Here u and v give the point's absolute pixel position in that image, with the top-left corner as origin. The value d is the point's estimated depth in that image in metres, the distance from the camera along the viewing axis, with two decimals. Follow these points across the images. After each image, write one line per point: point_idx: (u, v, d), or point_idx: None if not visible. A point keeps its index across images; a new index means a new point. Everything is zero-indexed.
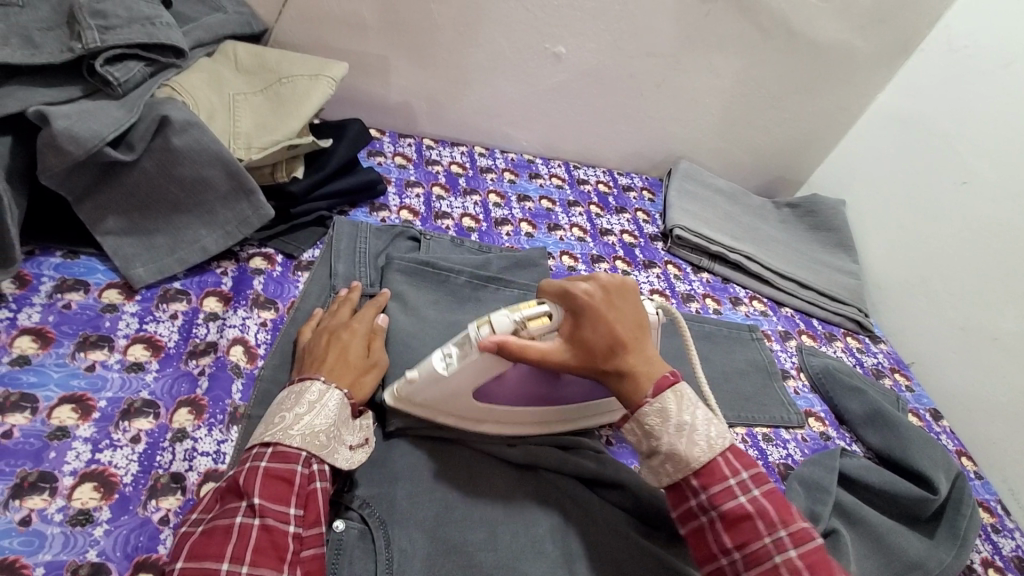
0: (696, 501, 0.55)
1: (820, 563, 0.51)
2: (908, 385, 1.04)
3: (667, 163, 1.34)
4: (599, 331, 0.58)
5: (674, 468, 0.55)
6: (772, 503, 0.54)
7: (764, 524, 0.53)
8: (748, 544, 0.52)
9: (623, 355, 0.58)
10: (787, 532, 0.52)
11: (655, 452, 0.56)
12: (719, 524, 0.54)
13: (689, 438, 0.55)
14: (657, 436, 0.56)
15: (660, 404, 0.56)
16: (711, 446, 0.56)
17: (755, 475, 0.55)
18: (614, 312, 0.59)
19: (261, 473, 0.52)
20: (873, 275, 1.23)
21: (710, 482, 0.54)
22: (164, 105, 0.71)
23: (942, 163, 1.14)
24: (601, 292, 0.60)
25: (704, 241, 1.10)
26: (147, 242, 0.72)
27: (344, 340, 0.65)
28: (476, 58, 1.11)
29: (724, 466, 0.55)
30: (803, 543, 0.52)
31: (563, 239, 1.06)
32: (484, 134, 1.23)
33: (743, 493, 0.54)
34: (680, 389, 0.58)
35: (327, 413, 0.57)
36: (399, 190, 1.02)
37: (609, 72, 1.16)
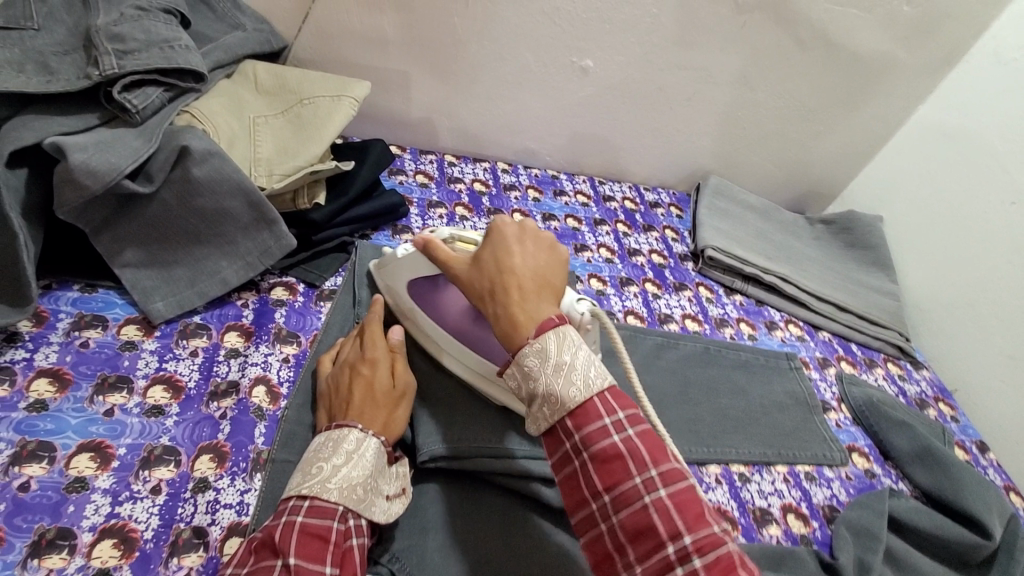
0: (570, 444, 0.47)
1: (689, 502, 0.44)
2: (953, 415, 0.99)
3: (695, 178, 1.29)
4: (493, 254, 0.55)
5: (550, 411, 0.47)
6: (646, 443, 0.46)
7: (635, 465, 0.45)
8: (618, 485, 0.45)
9: (506, 282, 0.53)
10: (658, 472, 0.45)
11: (534, 397, 0.49)
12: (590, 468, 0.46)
13: (567, 378, 0.47)
14: (533, 378, 0.48)
15: (540, 343, 0.48)
16: (586, 386, 0.47)
17: (632, 413, 0.47)
18: (519, 245, 0.55)
19: (297, 529, 0.48)
20: (913, 296, 1.18)
21: (583, 422, 0.46)
22: (184, 133, 0.69)
23: (991, 181, 1.08)
24: (519, 228, 0.57)
25: (738, 262, 1.06)
26: (166, 275, 0.70)
27: (367, 374, 0.60)
28: (500, 72, 1.08)
29: (599, 403, 0.47)
30: (672, 482, 0.45)
31: (590, 261, 1.02)
32: (507, 150, 1.20)
33: (617, 432, 0.46)
34: (563, 331, 0.49)
35: (365, 464, 0.54)
36: (422, 211, 0.99)
37: (638, 85, 1.12)
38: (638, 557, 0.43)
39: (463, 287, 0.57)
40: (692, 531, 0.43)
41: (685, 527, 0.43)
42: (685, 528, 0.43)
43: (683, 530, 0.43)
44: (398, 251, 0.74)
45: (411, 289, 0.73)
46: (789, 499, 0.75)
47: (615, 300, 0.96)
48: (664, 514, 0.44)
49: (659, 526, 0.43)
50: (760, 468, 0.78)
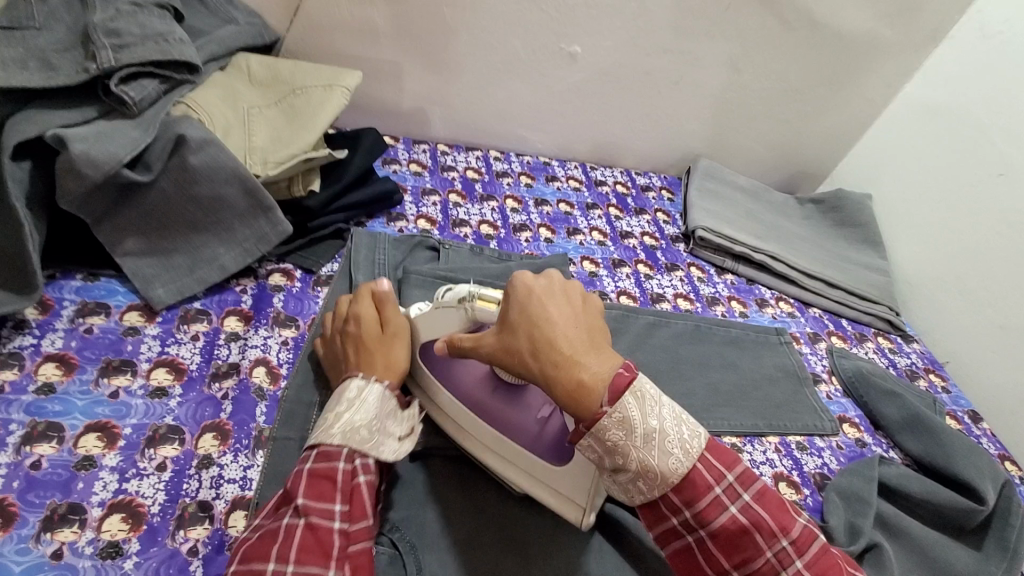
0: (682, 522, 0.49)
1: (817, 558, 0.49)
2: (944, 386, 1.01)
3: (686, 161, 1.31)
4: (534, 320, 0.52)
5: (648, 485, 0.49)
6: (765, 508, 0.49)
7: (762, 535, 0.49)
8: (747, 559, 0.49)
9: (561, 348, 0.51)
10: (785, 538, 0.49)
11: (624, 470, 0.49)
12: (712, 544, 0.49)
13: (661, 446, 0.48)
14: (623, 452, 0.48)
15: (620, 412, 0.48)
16: (687, 453, 0.49)
17: (740, 477, 0.50)
18: (556, 302, 0.53)
19: (306, 473, 0.51)
20: (903, 272, 1.19)
21: (696, 499, 0.49)
22: (180, 123, 0.70)
23: (979, 155, 1.09)
24: (543, 282, 0.54)
25: (728, 242, 1.08)
26: (167, 262, 0.72)
27: (359, 329, 0.63)
28: (490, 60, 1.09)
29: (708, 475, 0.49)
30: (799, 543, 0.49)
31: (583, 244, 1.04)
32: (499, 138, 1.21)
33: (733, 503, 0.49)
34: (639, 389, 0.49)
35: (367, 407, 0.56)
36: (416, 199, 1.01)
37: (627, 70, 1.13)
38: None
39: (500, 359, 0.54)
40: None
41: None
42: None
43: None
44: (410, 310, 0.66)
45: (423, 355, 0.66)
46: (780, 468, 0.77)
47: (607, 281, 0.98)
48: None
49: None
50: (752, 438, 0.80)
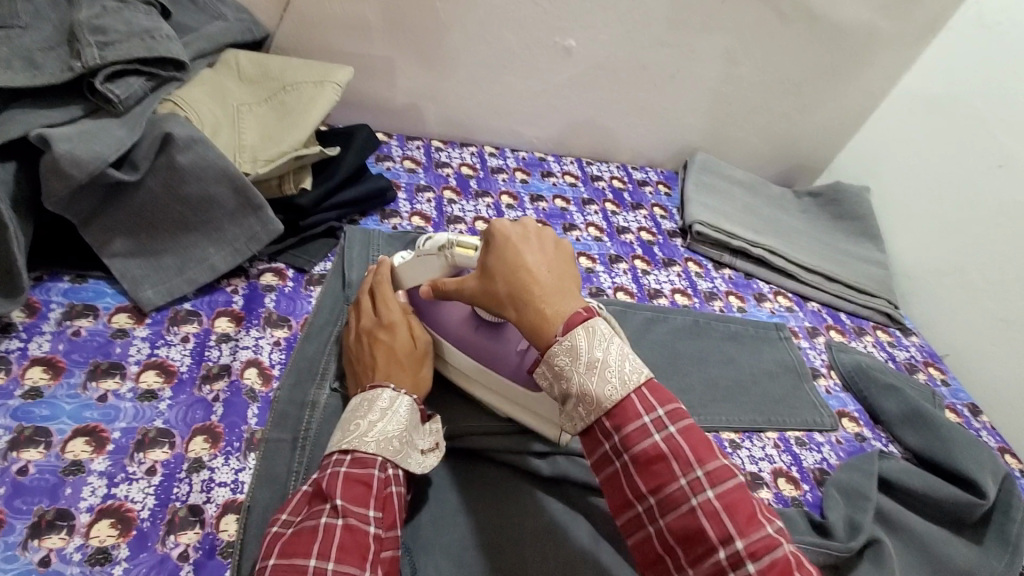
0: (609, 445, 0.47)
1: (739, 502, 0.45)
2: (943, 379, 1.00)
3: (682, 155, 1.30)
4: (505, 260, 0.54)
5: (585, 410, 0.48)
6: (689, 440, 0.46)
7: (680, 465, 0.46)
8: (663, 487, 0.46)
9: (528, 286, 0.52)
10: (703, 471, 0.45)
11: (568, 397, 0.49)
12: (632, 468, 0.46)
13: (602, 375, 0.47)
14: (566, 377, 0.48)
15: (569, 342, 0.49)
16: (623, 383, 0.47)
17: (671, 409, 0.47)
18: (529, 246, 0.54)
19: (342, 477, 0.51)
20: (901, 265, 1.18)
21: (622, 422, 0.47)
22: (167, 121, 0.69)
23: (976, 146, 1.09)
24: (522, 230, 0.56)
25: (725, 236, 1.07)
26: (156, 263, 0.70)
27: (391, 337, 0.64)
28: (484, 55, 1.08)
29: (636, 401, 0.47)
30: (721, 482, 0.45)
31: (579, 240, 1.03)
32: (494, 133, 1.20)
33: (657, 430, 0.46)
34: (594, 325, 0.49)
35: (398, 419, 0.56)
36: (410, 196, 1.00)
37: (623, 64, 1.12)
38: (687, 557, 0.45)
39: (479, 300, 0.56)
40: (744, 534, 0.44)
41: (736, 530, 0.44)
42: (735, 532, 0.44)
43: (734, 533, 0.44)
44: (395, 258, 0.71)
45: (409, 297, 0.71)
46: (780, 464, 0.76)
47: (604, 277, 0.97)
48: (711, 516, 0.44)
49: (708, 529, 0.44)
50: (751, 434, 0.79)
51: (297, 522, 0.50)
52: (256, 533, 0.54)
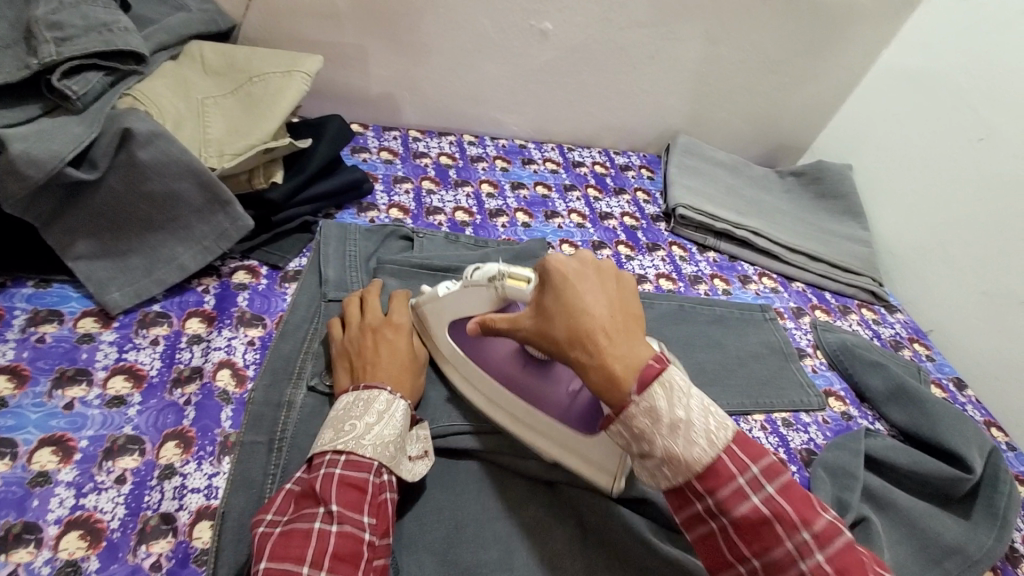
0: (703, 507, 0.47)
1: (849, 564, 0.44)
2: (928, 354, 1.01)
3: (664, 138, 1.29)
4: (568, 307, 0.51)
5: (671, 470, 0.47)
6: (789, 501, 0.46)
7: (784, 527, 0.45)
8: (767, 551, 0.45)
9: (595, 336, 0.49)
10: (809, 533, 0.45)
11: (649, 454, 0.48)
12: (733, 531, 0.46)
13: (687, 435, 0.46)
14: (649, 438, 0.47)
15: (647, 402, 0.47)
16: (710, 444, 0.46)
17: (766, 468, 0.47)
18: (589, 287, 0.52)
19: (337, 480, 0.50)
20: (884, 242, 1.18)
21: (718, 486, 0.46)
22: (127, 116, 0.66)
23: (958, 121, 1.08)
24: (578, 267, 0.53)
25: (709, 219, 1.06)
26: (122, 264, 0.68)
27: (393, 340, 0.64)
28: (458, 40, 1.05)
29: (730, 462, 0.47)
30: (829, 544, 0.45)
31: (561, 227, 1.02)
32: (473, 122, 1.18)
33: (755, 493, 0.46)
34: (668, 380, 0.48)
35: (394, 423, 0.56)
36: (387, 187, 0.98)
37: (601, 46, 1.10)
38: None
39: (537, 342, 0.53)
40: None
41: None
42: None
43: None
44: (439, 288, 0.68)
45: (453, 332, 0.68)
46: (767, 446, 0.76)
47: None
48: None
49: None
50: (738, 417, 0.79)
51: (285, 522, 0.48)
52: (231, 539, 0.52)
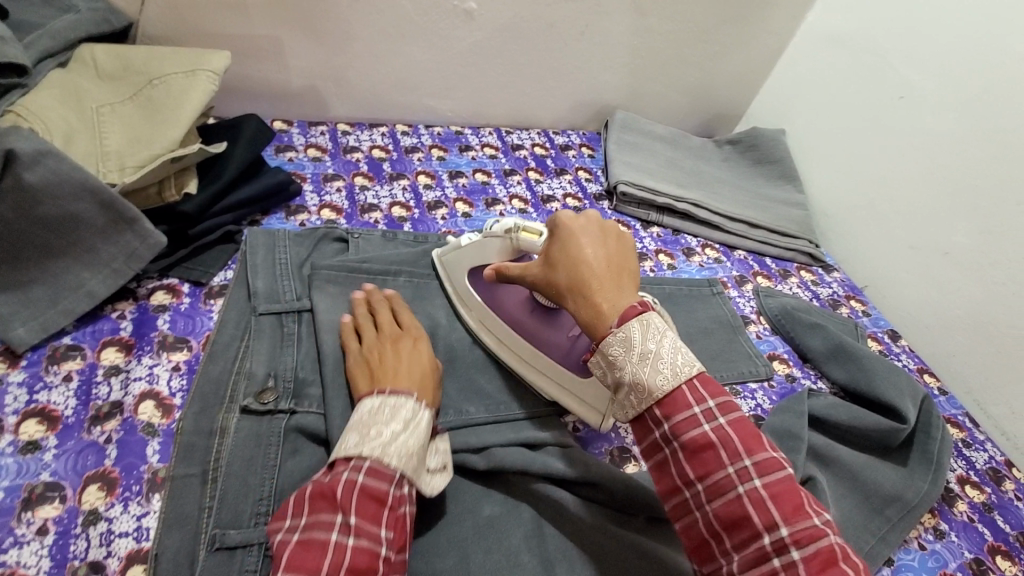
0: (659, 433, 0.49)
1: (787, 494, 0.46)
2: (864, 310, 1.05)
3: (602, 115, 1.28)
4: (567, 253, 0.57)
5: (637, 398, 0.50)
6: (738, 432, 0.47)
7: (728, 454, 0.47)
8: (711, 474, 0.47)
9: (585, 280, 0.55)
10: (752, 462, 0.47)
11: (620, 385, 0.51)
12: (682, 454, 0.48)
13: (655, 366, 0.49)
14: (620, 366, 0.50)
15: (624, 334, 0.50)
16: (675, 374, 0.49)
17: (721, 402, 0.49)
18: (593, 239, 0.57)
19: (358, 489, 0.48)
20: (818, 203, 1.22)
21: (674, 412, 0.48)
22: (9, 135, 0.60)
23: (880, 80, 1.10)
24: (586, 224, 0.59)
25: (650, 194, 1.06)
26: (24, 296, 0.62)
27: (413, 352, 0.64)
28: (380, 26, 1.00)
29: (688, 393, 0.49)
30: (769, 473, 0.46)
31: (503, 214, 1.00)
32: (404, 110, 1.13)
33: (707, 421, 0.48)
34: (647, 318, 0.51)
35: (420, 433, 0.55)
36: (317, 187, 0.93)
37: (530, 24, 1.08)
38: (733, 542, 0.46)
39: (544, 288, 0.60)
40: (789, 523, 0.44)
41: (782, 518, 0.45)
42: (780, 519, 0.44)
43: (779, 521, 0.45)
44: (460, 240, 0.77)
45: (470, 277, 0.76)
46: None
47: None
48: (757, 504, 0.45)
49: (754, 517, 0.45)
50: None
51: (302, 531, 0.47)
52: None
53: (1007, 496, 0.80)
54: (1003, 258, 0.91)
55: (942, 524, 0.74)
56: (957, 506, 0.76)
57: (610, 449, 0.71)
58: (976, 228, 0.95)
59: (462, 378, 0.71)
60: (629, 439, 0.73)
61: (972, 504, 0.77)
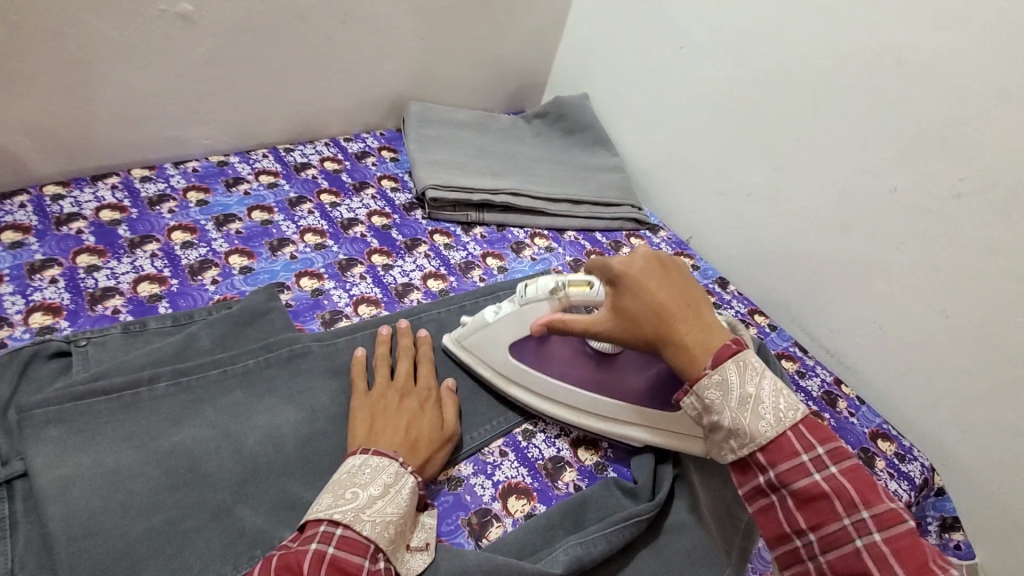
0: (765, 480, 0.51)
1: (911, 550, 0.47)
2: (693, 264, 1.08)
3: (397, 108, 1.14)
4: (643, 301, 0.59)
5: (739, 443, 0.52)
6: (852, 481, 0.49)
7: (843, 504, 0.49)
8: (824, 525, 0.49)
9: (666, 324, 0.57)
10: (869, 514, 0.48)
11: (718, 427, 0.53)
12: (792, 502, 0.51)
13: (755, 411, 0.52)
14: (718, 411, 0.53)
15: (719, 376, 0.53)
16: (779, 420, 0.51)
17: (832, 450, 0.51)
18: (661, 280, 0.60)
19: (328, 562, 0.46)
20: (633, 162, 1.21)
21: (779, 459, 0.51)
22: None
23: (660, 30, 1.09)
24: (644, 264, 0.61)
25: (463, 192, 0.96)
26: None
27: (419, 408, 0.62)
28: (64, 52, 0.75)
29: (794, 440, 0.51)
30: (890, 527, 0.47)
31: (296, 256, 0.83)
32: (141, 149, 0.89)
33: (817, 470, 0.50)
34: (742, 358, 0.54)
35: (400, 500, 0.52)
36: (18, 285, 0.69)
37: (276, 20, 0.89)
38: None
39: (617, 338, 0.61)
40: None
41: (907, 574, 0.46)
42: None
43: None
44: (485, 315, 0.71)
45: (512, 351, 0.71)
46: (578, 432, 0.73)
47: (337, 294, 0.80)
48: (879, 559, 0.47)
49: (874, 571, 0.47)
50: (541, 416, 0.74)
51: None
52: None
53: (843, 415, 0.87)
54: (795, 193, 0.95)
55: None
56: None
57: (467, 518, 0.61)
58: (769, 166, 0.98)
59: (268, 496, 0.58)
60: (487, 496, 0.63)
61: None
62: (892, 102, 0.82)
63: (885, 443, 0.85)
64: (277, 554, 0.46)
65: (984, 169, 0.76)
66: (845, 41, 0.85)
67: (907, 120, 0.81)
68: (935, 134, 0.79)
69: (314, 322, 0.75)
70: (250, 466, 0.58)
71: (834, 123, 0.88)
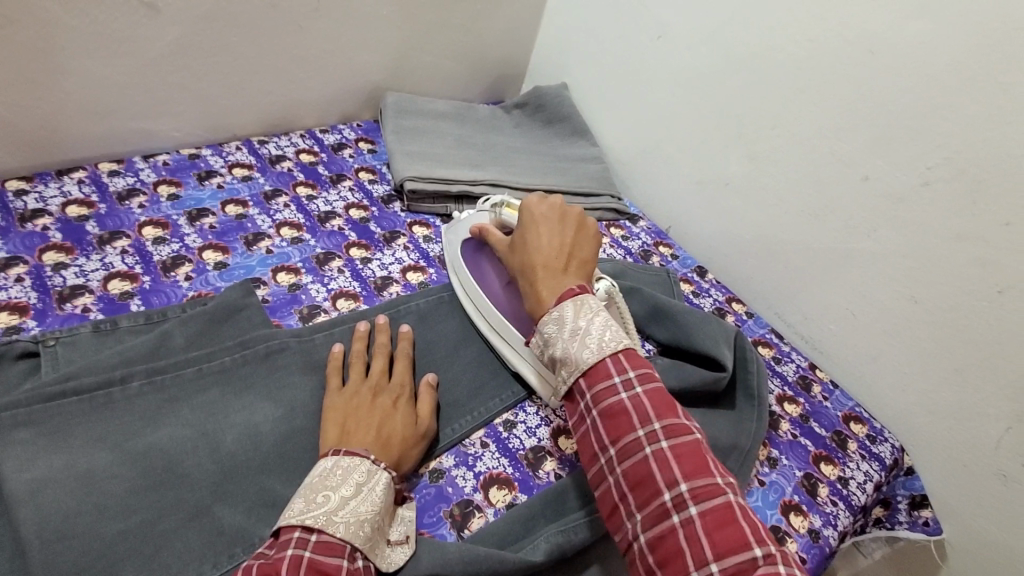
0: (584, 403, 0.55)
1: (691, 455, 0.50)
2: (672, 253, 1.08)
3: (374, 99, 1.13)
4: (525, 237, 0.68)
5: (569, 372, 0.56)
6: (653, 399, 0.52)
7: (639, 418, 0.52)
8: (621, 438, 0.52)
9: (531, 263, 0.65)
10: (660, 425, 0.51)
11: (554, 359, 0.58)
12: (599, 421, 0.54)
13: (582, 342, 0.56)
14: (552, 343, 0.57)
15: (558, 313, 0.58)
16: (601, 349, 0.55)
17: (642, 374, 0.54)
18: (550, 228, 0.68)
19: (306, 566, 0.46)
20: (612, 152, 1.21)
21: (595, 382, 0.54)
22: None
23: (638, 19, 1.08)
24: (548, 212, 0.70)
25: (441, 183, 0.96)
26: None
27: (391, 407, 0.62)
28: (22, 41, 0.72)
29: (611, 365, 0.54)
30: (675, 436, 0.51)
31: (272, 251, 0.82)
32: (108, 142, 0.86)
33: (625, 390, 0.53)
34: (580, 300, 0.58)
35: (374, 498, 0.52)
36: None
37: (245, 8, 0.86)
38: (638, 499, 0.50)
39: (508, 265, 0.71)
40: (688, 481, 0.49)
41: (682, 475, 0.49)
42: (681, 477, 0.49)
43: (680, 478, 0.49)
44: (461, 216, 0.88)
45: (464, 246, 0.85)
46: (559, 421, 0.73)
47: (315, 288, 0.79)
48: (661, 462, 0.50)
49: (658, 475, 0.50)
50: (523, 407, 0.74)
51: None
52: None
53: (817, 400, 0.89)
54: (771, 181, 0.96)
55: (774, 452, 0.78)
56: (782, 427, 0.82)
57: (450, 510, 0.61)
58: (746, 156, 0.98)
59: (248, 495, 0.57)
60: (468, 488, 0.64)
61: (793, 419, 0.84)
62: (865, 91, 0.83)
63: (858, 425, 0.87)
64: (254, 564, 0.46)
65: (952, 157, 0.78)
66: (820, 30, 0.86)
67: (879, 109, 0.83)
68: (906, 123, 0.81)
69: (291, 317, 0.74)
70: (228, 465, 0.58)
71: (809, 112, 0.90)
